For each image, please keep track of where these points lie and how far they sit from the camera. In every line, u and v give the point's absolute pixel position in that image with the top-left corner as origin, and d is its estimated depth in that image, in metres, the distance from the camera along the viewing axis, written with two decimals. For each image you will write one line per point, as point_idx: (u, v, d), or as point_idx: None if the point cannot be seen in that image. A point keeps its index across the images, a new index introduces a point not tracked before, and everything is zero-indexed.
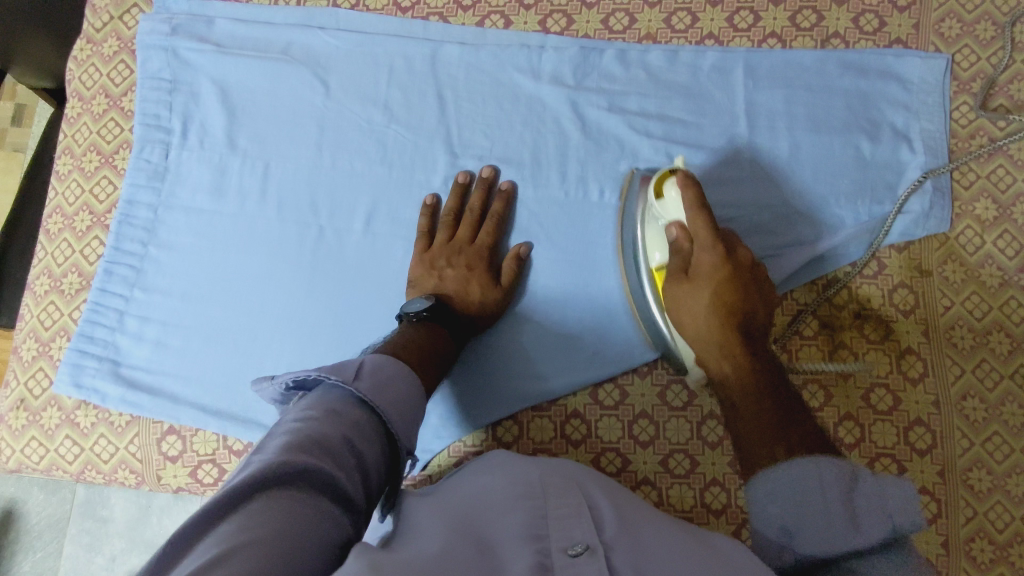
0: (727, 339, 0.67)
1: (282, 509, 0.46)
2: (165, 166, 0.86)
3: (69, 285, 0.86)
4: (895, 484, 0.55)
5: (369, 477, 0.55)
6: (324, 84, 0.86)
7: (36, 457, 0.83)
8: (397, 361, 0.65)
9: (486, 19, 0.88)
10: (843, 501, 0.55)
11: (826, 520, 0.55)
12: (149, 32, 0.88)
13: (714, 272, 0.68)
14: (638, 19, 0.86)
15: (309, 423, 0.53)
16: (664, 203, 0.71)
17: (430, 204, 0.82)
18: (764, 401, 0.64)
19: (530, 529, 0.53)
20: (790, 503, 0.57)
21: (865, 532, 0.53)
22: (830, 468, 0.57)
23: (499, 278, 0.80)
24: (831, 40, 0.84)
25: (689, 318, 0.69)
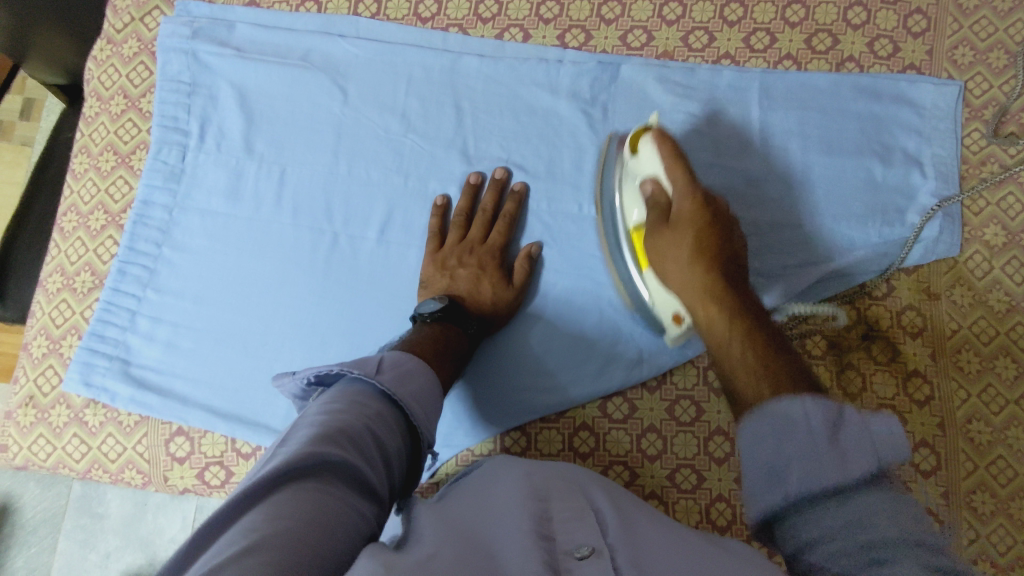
0: (711, 283, 0.61)
1: (310, 500, 0.46)
2: (181, 168, 0.87)
3: (82, 284, 0.87)
4: (885, 420, 0.44)
5: (392, 468, 0.56)
6: (342, 91, 0.86)
7: (43, 454, 0.83)
8: (416, 356, 0.66)
9: (505, 32, 0.88)
10: (827, 439, 0.43)
11: (806, 469, 0.43)
12: (170, 35, 0.89)
13: (694, 217, 0.64)
14: (656, 36, 0.87)
15: (334, 414, 0.54)
16: (640, 159, 0.71)
17: (441, 205, 0.82)
18: (752, 338, 0.56)
19: (536, 527, 0.53)
20: (770, 441, 0.45)
21: (851, 466, 0.42)
22: (811, 405, 0.45)
23: (511, 278, 0.80)
24: (845, 63, 0.85)
25: (672, 265, 0.64)
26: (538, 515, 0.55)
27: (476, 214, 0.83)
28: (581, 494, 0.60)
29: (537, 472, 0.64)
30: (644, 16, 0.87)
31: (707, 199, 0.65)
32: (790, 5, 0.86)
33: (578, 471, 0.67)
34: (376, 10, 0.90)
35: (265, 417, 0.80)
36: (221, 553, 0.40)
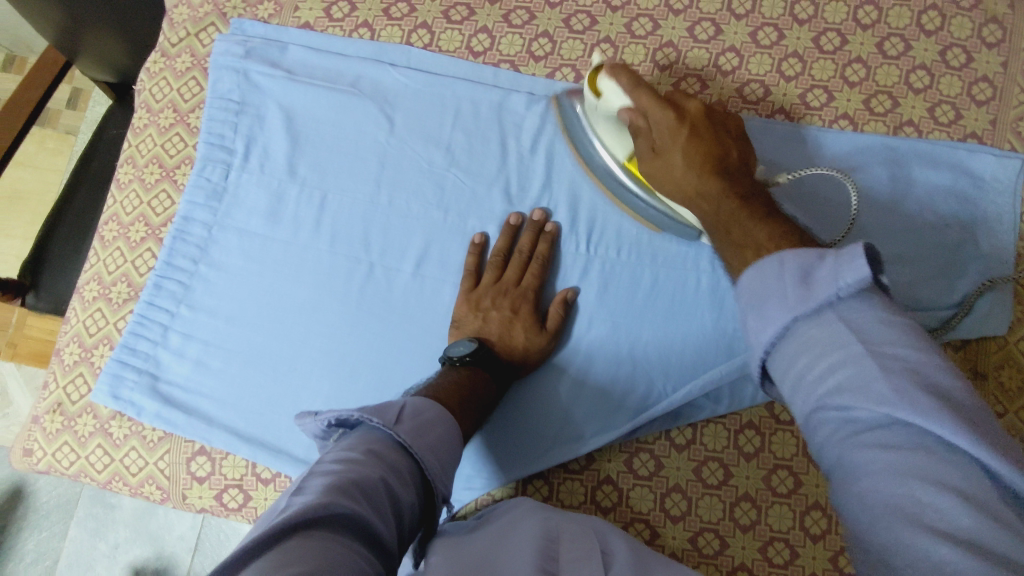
0: (707, 186, 0.62)
1: (319, 548, 0.44)
2: (224, 186, 0.87)
3: (117, 294, 0.87)
4: (853, 248, 0.42)
5: (403, 521, 0.54)
6: (389, 120, 0.86)
7: (66, 462, 0.83)
8: (437, 405, 0.65)
9: (556, 71, 0.88)
10: (793, 281, 0.44)
11: (775, 310, 0.44)
12: (223, 53, 0.90)
13: (674, 135, 0.65)
14: (710, 85, 0.85)
15: (350, 464, 0.53)
16: (605, 99, 0.72)
17: (479, 243, 0.81)
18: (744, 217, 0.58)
19: (542, 560, 0.56)
20: (751, 298, 0.46)
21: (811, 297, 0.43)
22: (787, 256, 0.46)
23: (544, 322, 0.79)
24: (903, 127, 0.83)
25: (669, 184, 0.66)
26: (544, 552, 0.57)
27: (509, 255, 0.81)
28: (583, 545, 0.60)
29: (551, 520, 0.65)
30: (699, 64, 0.86)
31: (681, 114, 0.65)
32: (851, 64, 0.84)
33: (588, 529, 0.65)
34: (429, 41, 0.90)
35: (288, 444, 0.80)
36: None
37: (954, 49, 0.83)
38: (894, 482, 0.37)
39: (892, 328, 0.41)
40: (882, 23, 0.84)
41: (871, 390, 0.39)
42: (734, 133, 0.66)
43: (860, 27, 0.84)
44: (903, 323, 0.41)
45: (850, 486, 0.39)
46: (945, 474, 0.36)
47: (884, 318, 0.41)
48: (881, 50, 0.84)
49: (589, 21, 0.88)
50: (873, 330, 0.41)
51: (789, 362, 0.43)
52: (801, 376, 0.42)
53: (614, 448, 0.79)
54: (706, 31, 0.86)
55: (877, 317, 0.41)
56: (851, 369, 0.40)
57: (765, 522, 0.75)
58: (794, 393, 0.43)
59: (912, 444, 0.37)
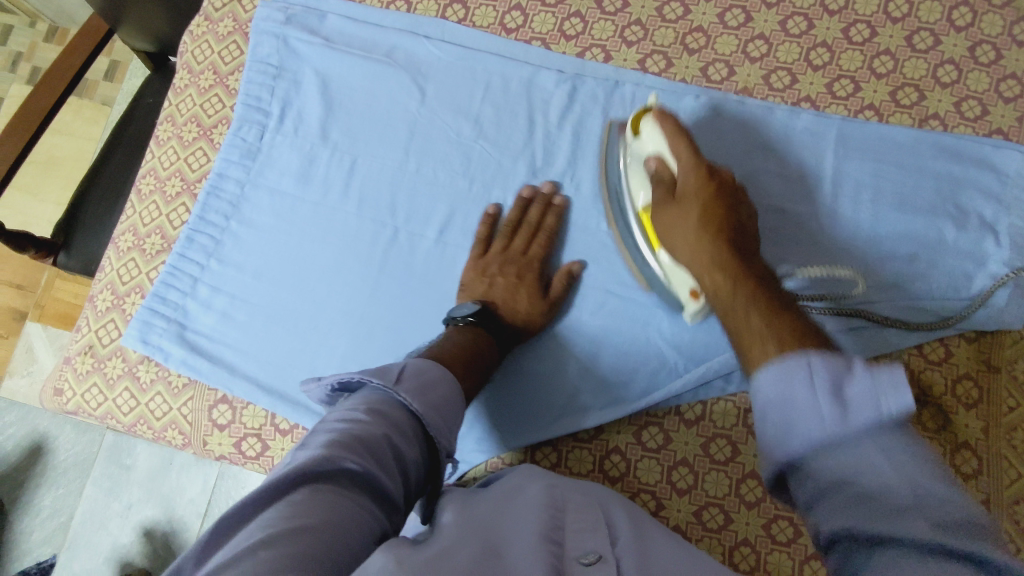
0: (715, 248, 0.63)
1: (325, 502, 0.47)
2: (258, 147, 0.90)
3: (151, 246, 0.90)
4: (892, 373, 0.41)
5: (407, 477, 0.56)
6: (421, 90, 0.88)
7: (94, 403, 0.87)
8: (441, 366, 0.67)
9: (586, 51, 0.90)
10: (827, 395, 0.42)
11: (805, 424, 0.42)
12: (265, 18, 0.92)
13: (696, 189, 0.67)
14: (737, 71, 0.87)
15: (354, 423, 0.55)
16: (640, 142, 0.76)
17: (491, 213, 0.83)
18: (753, 300, 0.56)
19: (549, 530, 0.55)
20: (775, 404, 0.45)
21: (849, 421, 0.41)
22: (816, 362, 0.44)
23: (548, 290, 0.81)
24: (928, 120, 0.83)
25: (679, 237, 0.68)
26: (551, 522, 0.56)
27: (519, 226, 0.83)
28: (590, 514, 0.60)
29: (558, 487, 0.64)
30: (728, 50, 0.87)
31: (709, 171, 0.68)
32: (879, 56, 0.85)
33: (591, 497, 0.65)
34: (463, 16, 0.92)
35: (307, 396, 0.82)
36: (237, 548, 0.41)
37: (983, 45, 0.83)
38: None
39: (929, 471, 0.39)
40: (911, 17, 0.85)
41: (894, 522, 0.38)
42: (748, 212, 0.68)
43: (889, 20, 0.85)
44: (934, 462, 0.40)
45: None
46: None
47: (915, 452, 0.40)
48: (910, 44, 0.85)
49: (621, 3, 0.90)
50: (909, 464, 0.39)
51: (814, 476, 0.42)
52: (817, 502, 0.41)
53: (624, 420, 0.80)
54: (736, 18, 0.88)
55: (908, 450, 0.40)
56: (877, 496, 0.39)
57: (771, 500, 0.75)
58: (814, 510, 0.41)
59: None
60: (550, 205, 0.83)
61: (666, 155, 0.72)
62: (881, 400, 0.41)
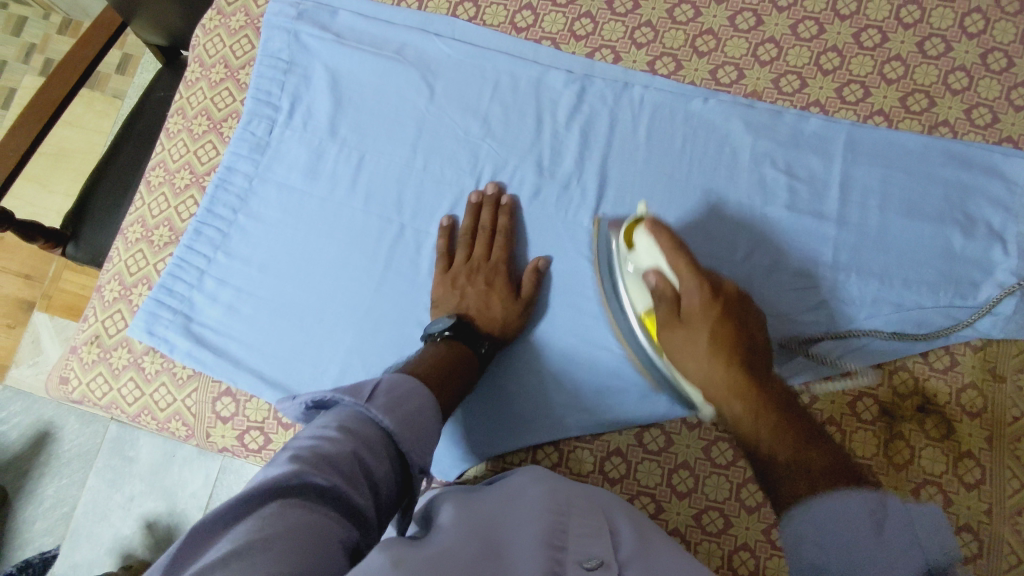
0: (730, 376, 0.66)
1: (294, 513, 0.48)
2: (267, 141, 0.90)
3: (159, 237, 0.91)
4: (928, 511, 0.56)
5: (377, 494, 0.56)
6: (430, 88, 0.88)
7: (99, 392, 0.87)
8: (412, 378, 0.67)
9: (596, 51, 0.90)
10: (869, 528, 0.54)
11: (849, 554, 0.53)
12: (277, 13, 0.93)
13: (703, 313, 0.69)
14: (747, 74, 0.87)
15: (322, 440, 0.55)
16: (637, 253, 0.74)
17: (446, 225, 0.84)
18: (781, 432, 0.63)
19: (551, 535, 0.55)
20: (829, 536, 0.54)
21: (891, 555, 0.52)
22: (857, 498, 0.56)
23: (519, 291, 0.81)
24: (938, 127, 0.83)
25: (688, 360, 0.69)
26: (554, 525, 0.56)
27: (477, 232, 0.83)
28: (593, 520, 0.59)
29: (560, 491, 0.64)
30: (738, 53, 0.87)
31: (713, 291, 0.69)
32: (890, 61, 0.85)
33: (586, 501, 0.64)
34: (474, 14, 0.92)
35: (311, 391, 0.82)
36: (205, 561, 0.42)
37: (995, 52, 0.83)
38: None
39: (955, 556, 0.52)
40: (923, 23, 0.85)
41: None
42: (757, 322, 0.70)
43: (901, 25, 0.85)
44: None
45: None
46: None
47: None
48: (921, 50, 0.84)
49: (632, 5, 0.90)
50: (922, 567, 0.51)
51: None
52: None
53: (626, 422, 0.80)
54: (747, 21, 0.88)
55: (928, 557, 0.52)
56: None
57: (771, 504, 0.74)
58: None
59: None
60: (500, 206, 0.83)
61: (664, 268, 0.71)
62: (915, 535, 0.54)
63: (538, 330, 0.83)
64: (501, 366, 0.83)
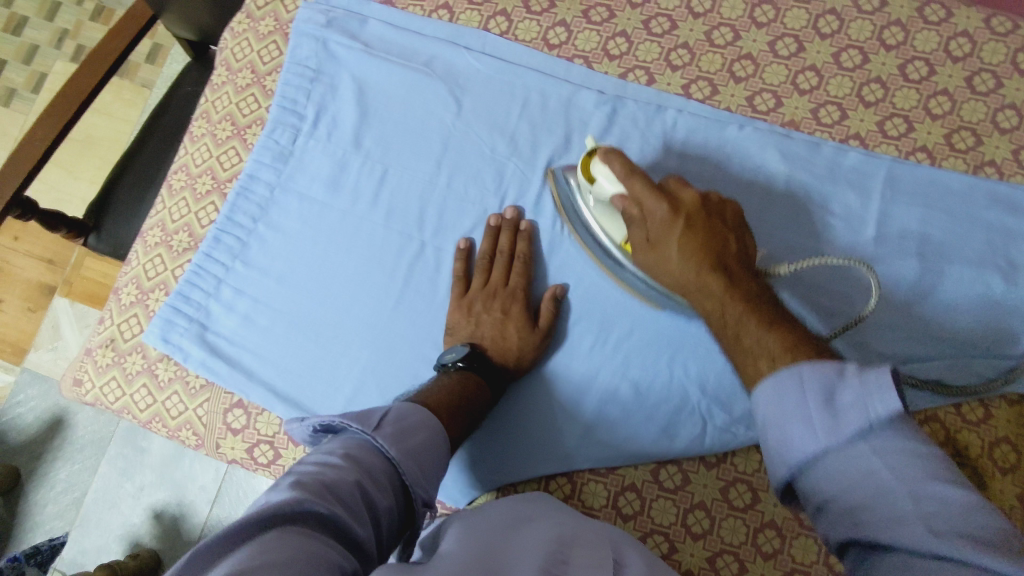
0: (705, 279, 0.64)
1: (296, 539, 0.46)
2: (291, 150, 0.89)
3: (178, 243, 0.90)
4: (878, 376, 0.46)
5: (379, 527, 0.55)
6: (458, 103, 0.87)
7: (112, 396, 0.87)
8: (423, 409, 0.66)
9: (630, 72, 0.87)
10: (819, 403, 0.48)
11: (800, 431, 0.48)
12: (306, 20, 0.91)
13: (669, 228, 0.66)
14: (785, 103, 0.84)
15: (325, 467, 0.54)
16: (598, 184, 0.72)
17: (463, 248, 0.82)
18: (756, 314, 0.59)
19: (548, 556, 0.53)
20: (779, 414, 0.50)
21: (841, 423, 0.46)
22: (807, 371, 0.50)
23: (536, 320, 0.79)
24: (983, 167, 0.80)
25: (668, 275, 0.67)
26: (553, 558, 0.53)
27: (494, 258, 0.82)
28: (598, 552, 0.56)
29: (568, 525, 0.61)
30: (777, 80, 0.84)
31: (674, 206, 0.66)
32: (936, 96, 0.81)
33: (602, 534, 0.61)
34: (506, 28, 0.90)
35: (323, 407, 0.81)
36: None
37: None
38: None
39: (912, 436, 0.45)
40: (974, 57, 0.81)
41: (902, 521, 0.41)
42: (731, 223, 0.67)
43: (950, 59, 0.81)
44: (938, 463, 0.43)
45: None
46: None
47: (905, 439, 0.45)
48: (970, 85, 0.81)
49: (669, 25, 0.87)
50: (895, 445, 0.44)
51: (824, 481, 0.46)
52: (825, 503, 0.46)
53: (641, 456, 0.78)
54: (788, 47, 0.85)
55: (902, 440, 0.45)
56: (877, 499, 0.43)
57: (788, 553, 0.72)
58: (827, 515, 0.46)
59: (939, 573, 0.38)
60: (518, 232, 0.82)
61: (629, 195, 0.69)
62: (867, 404, 0.46)
63: (558, 356, 0.80)
64: (517, 392, 0.81)
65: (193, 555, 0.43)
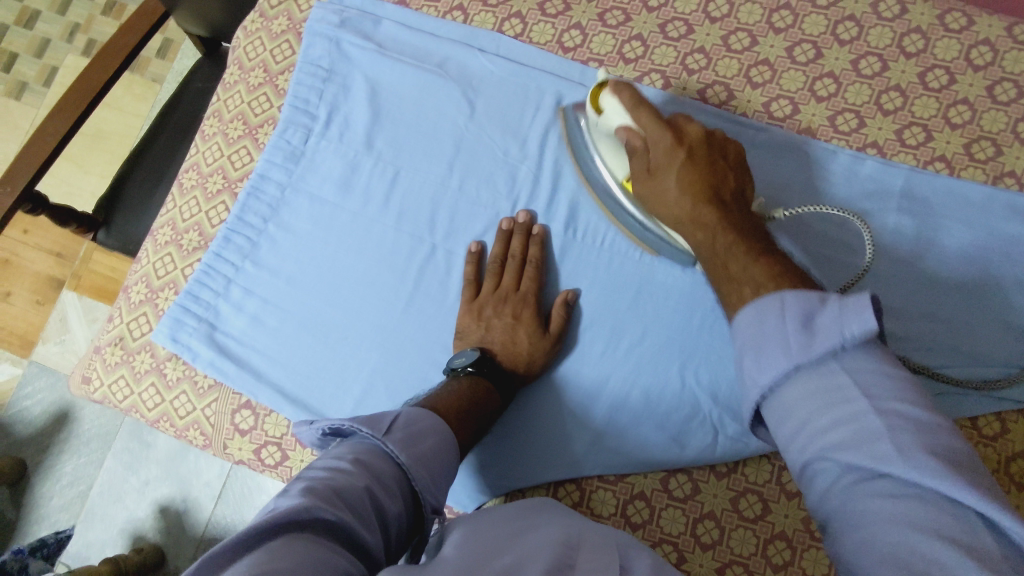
0: (699, 210, 0.63)
1: (302, 547, 0.45)
2: (302, 150, 0.89)
3: (188, 242, 0.90)
4: (858, 301, 0.45)
5: (388, 533, 0.54)
6: (471, 105, 0.86)
7: (120, 395, 0.87)
8: (433, 414, 0.65)
9: (645, 76, 0.86)
10: (796, 328, 0.47)
11: (774, 355, 0.47)
12: (319, 20, 0.91)
13: (671, 160, 0.65)
14: (802, 110, 0.83)
15: (334, 473, 0.53)
16: (607, 117, 0.71)
17: (474, 251, 0.82)
18: (742, 248, 0.59)
19: (556, 561, 0.51)
20: (753, 339, 0.49)
21: (814, 344, 0.45)
22: (790, 299, 0.48)
23: (546, 325, 0.78)
24: (1003, 177, 0.78)
25: (664, 208, 0.67)
26: (558, 562, 0.51)
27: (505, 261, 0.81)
28: (604, 554, 0.54)
29: (578, 526, 0.60)
30: (794, 87, 0.83)
31: (679, 137, 0.65)
32: (956, 105, 0.80)
33: (612, 538, 0.59)
34: (521, 31, 0.90)
35: (331, 408, 0.81)
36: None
37: None
38: (892, 531, 0.38)
39: (879, 359, 0.45)
40: (995, 66, 0.80)
41: (877, 447, 0.41)
42: (732, 160, 0.66)
43: (971, 67, 0.80)
44: (907, 384, 0.44)
45: (852, 545, 0.40)
46: (936, 523, 0.37)
47: (874, 364, 0.44)
48: (991, 94, 0.80)
49: (686, 29, 0.87)
50: (865, 370, 0.44)
51: (791, 408, 0.46)
52: (796, 428, 0.45)
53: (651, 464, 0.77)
54: (806, 53, 0.84)
55: (873, 365, 0.44)
56: (852, 425, 0.43)
57: (799, 565, 0.71)
58: (790, 442, 0.45)
59: (912, 500, 0.39)
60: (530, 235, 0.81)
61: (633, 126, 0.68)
62: (844, 327, 0.45)
63: (568, 362, 0.80)
64: (527, 397, 0.80)
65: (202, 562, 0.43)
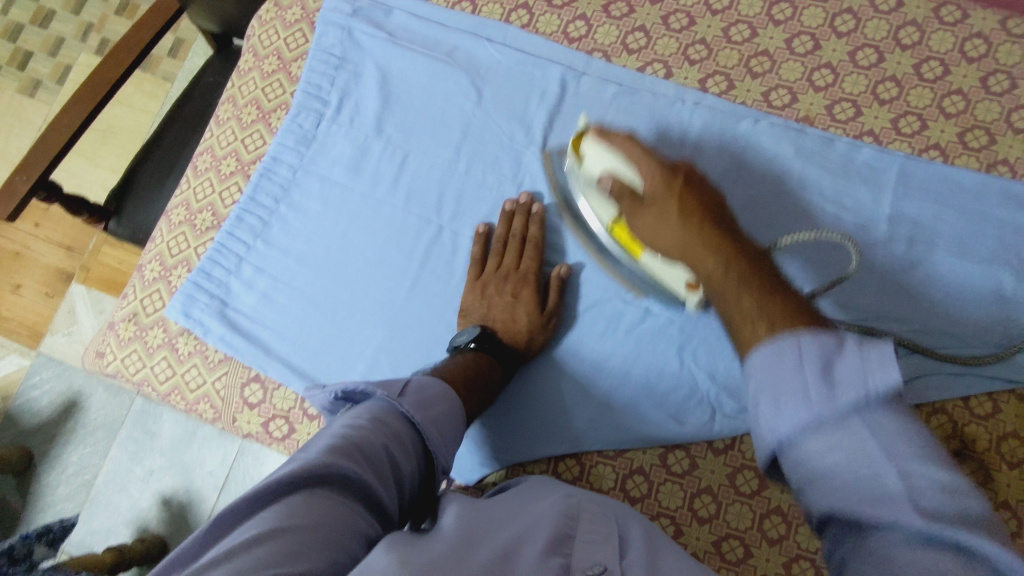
0: (703, 232, 0.58)
1: (317, 505, 0.47)
2: (314, 134, 0.91)
3: (202, 221, 0.92)
4: (880, 350, 0.41)
5: (403, 489, 0.56)
6: (478, 92, 0.89)
7: (133, 368, 0.89)
8: (442, 382, 0.68)
9: (648, 65, 0.89)
10: (814, 376, 0.42)
11: (792, 408, 0.42)
12: (332, 9, 0.94)
13: (666, 185, 0.63)
14: (799, 99, 0.85)
15: (355, 429, 0.55)
16: (588, 164, 0.74)
17: (482, 232, 0.84)
18: (750, 281, 0.51)
19: (557, 530, 0.53)
20: (766, 385, 0.43)
21: (835, 401, 0.41)
22: (807, 342, 0.43)
23: (547, 304, 0.80)
24: (996, 165, 0.80)
25: (664, 235, 0.61)
26: (558, 530, 0.53)
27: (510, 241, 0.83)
28: (602, 525, 0.56)
29: (585, 498, 0.61)
30: (792, 77, 0.86)
31: (670, 169, 0.65)
32: (950, 95, 0.82)
33: (611, 508, 0.61)
34: (528, 21, 0.92)
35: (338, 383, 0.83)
36: (228, 545, 0.42)
37: None
38: None
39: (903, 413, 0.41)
40: (988, 57, 0.82)
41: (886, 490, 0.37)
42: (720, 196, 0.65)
43: (964, 59, 0.83)
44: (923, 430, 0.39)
45: None
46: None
47: (899, 422, 0.40)
48: (985, 85, 0.82)
49: (687, 21, 0.89)
50: (891, 431, 0.39)
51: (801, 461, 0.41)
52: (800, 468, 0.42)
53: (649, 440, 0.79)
54: (804, 44, 0.86)
55: (901, 425, 0.40)
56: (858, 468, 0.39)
57: (794, 539, 0.71)
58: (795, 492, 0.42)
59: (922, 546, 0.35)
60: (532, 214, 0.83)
61: (619, 168, 0.69)
62: (866, 378, 0.41)
63: (569, 340, 0.82)
64: (530, 374, 0.82)
65: (224, 512, 0.45)
